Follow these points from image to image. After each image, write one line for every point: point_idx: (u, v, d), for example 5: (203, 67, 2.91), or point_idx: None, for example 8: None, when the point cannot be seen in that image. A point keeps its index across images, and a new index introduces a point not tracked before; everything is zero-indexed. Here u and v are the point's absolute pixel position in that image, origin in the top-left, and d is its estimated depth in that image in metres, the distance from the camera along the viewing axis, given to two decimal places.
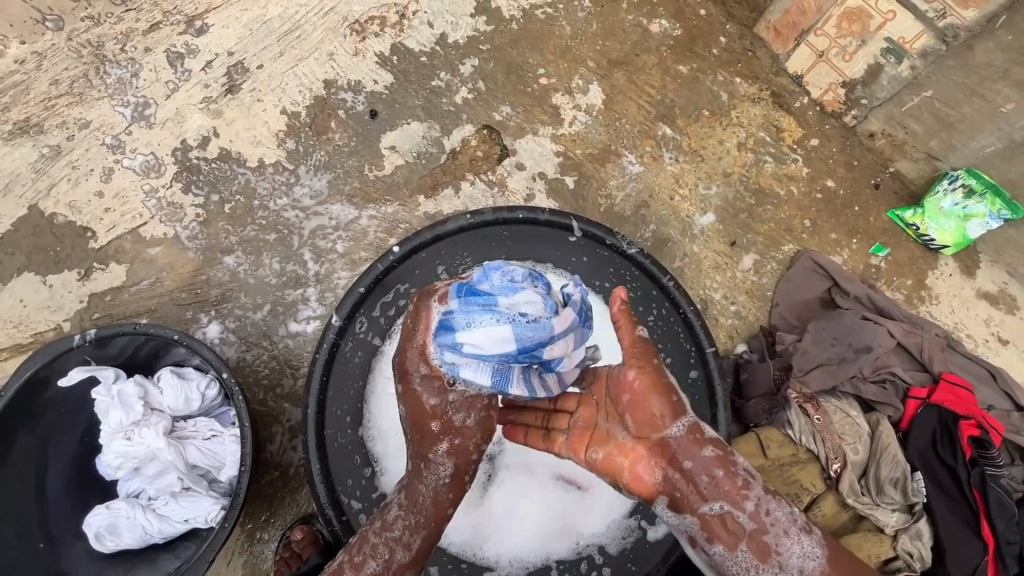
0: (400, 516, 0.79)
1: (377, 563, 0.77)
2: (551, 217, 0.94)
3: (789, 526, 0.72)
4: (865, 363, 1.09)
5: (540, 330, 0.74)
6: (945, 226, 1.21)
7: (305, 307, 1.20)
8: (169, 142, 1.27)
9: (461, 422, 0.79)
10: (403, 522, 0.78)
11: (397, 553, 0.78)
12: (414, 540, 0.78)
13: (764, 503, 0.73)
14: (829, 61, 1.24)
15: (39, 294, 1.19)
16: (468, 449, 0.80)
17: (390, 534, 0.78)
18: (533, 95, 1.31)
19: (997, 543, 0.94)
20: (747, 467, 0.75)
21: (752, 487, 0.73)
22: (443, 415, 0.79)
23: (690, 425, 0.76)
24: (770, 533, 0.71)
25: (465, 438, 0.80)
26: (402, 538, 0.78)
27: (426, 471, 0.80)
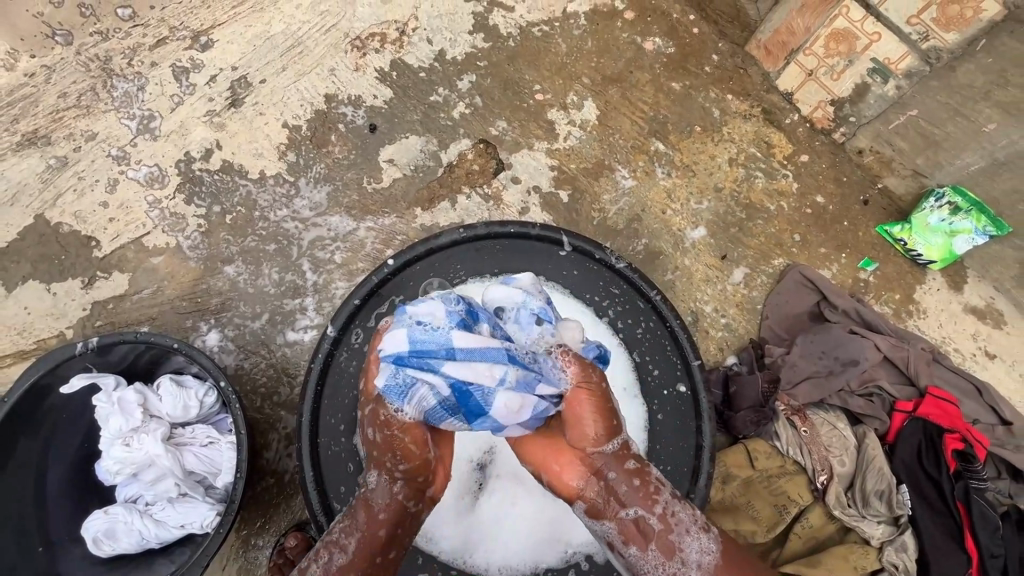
0: (341, 524, 0.79)
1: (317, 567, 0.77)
2: (542, 232, 0.97)
3: (694, 527, 0.74)
4: (852, 376, 1.11)
5: (438, 339, 0.73)
6: (932, 242, 1.24)
7: (302, 316, 1.22)
8: (173, 154, 1.30)
9: (374, 434, 0.78)
10: (342, 523, 0.79)
11: (337, 557, 0.77)
12: (350, 542, 0.78)
13: (671, 505, 0.75)
14: (818, 80, 1.27)
15: (43, 302, 1.21)
16: (386, 466, 0.78)
17: (330, 534, 0.79)
18: (528, 111, 1.34)
19: (980, 557, 0.95)
20: (660, 476, 0.79)
21: (662, 492, 0.76)
22: (365, 425, 0.80)
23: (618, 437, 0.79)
24: (675, 532, 0.73)
25: (385, 454, 0.78)
26: (338, 540, 0.78)
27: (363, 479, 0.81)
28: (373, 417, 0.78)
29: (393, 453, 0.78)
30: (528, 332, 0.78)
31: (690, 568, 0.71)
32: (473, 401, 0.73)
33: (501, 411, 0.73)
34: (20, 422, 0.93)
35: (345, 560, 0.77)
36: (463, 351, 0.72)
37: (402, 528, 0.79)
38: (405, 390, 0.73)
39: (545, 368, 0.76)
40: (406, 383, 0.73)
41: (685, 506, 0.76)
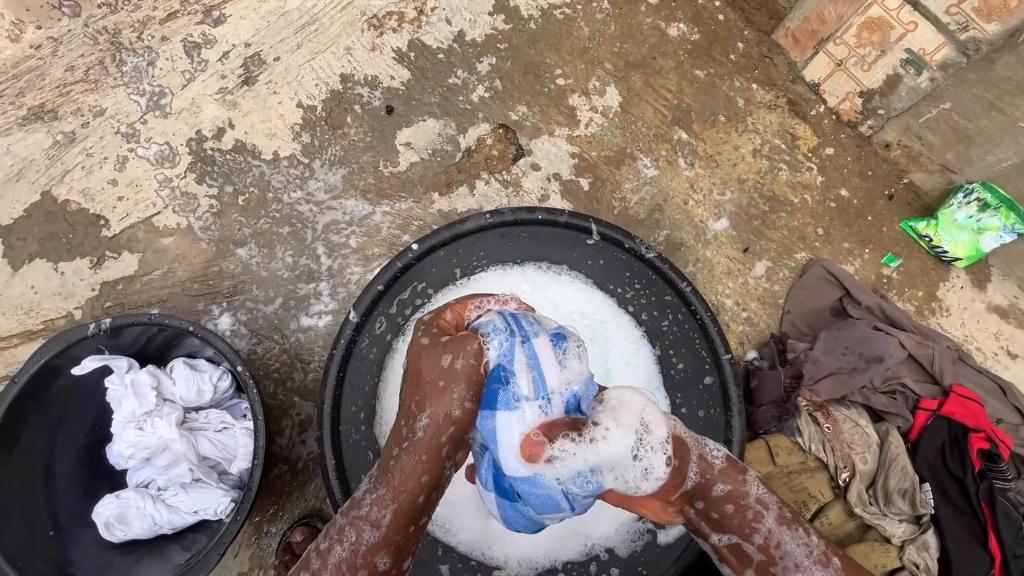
0: (369, 496, 0.70)
1: (344, 547, 0.70)
2: (570, 219, 0.93)
3: (803, 551, 0.69)
4: (875, 373, 1.09)
5: (530, 331, 0.72)
6: (959, 239, 1.22)
7: (317, 301, 1.19)
8: (184, 133, 1.26)
9: (450, 362, 0.70)
10: (370, 497, 0.70)
11: (366, 537, 0.69)
12: (382, 517, 0.69)
13: (775, 535, 0.70)
14: (848, 70, 1.24)
15: (50, 281, 1.19)
16: (448, 402, 0.69)
17: (358, 512, 0.70)
18: (550, 96, 1.31)
19: (1004, 556, 0.95)
20: (761, 497, 0.71)
21: (763, 521, 0.70)
22: (432, 355, 0.72)
23: (700, 459, 0.71)
24: (778, 565, 0.69)
25: (454, 385, 0.69)
26: (367, 514, 0.70)
27: (406, 421, 0.71)
28: (453, 345, 0.71)
29: (466, 392, 0.70)
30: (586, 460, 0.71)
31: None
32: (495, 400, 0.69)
33: (504, 438, 0.68)
34: (26, 406, 0.90)
35: (376, 537, 0.69)
36: (535, 353, 0.71)
37: (435, 492, 0.73)
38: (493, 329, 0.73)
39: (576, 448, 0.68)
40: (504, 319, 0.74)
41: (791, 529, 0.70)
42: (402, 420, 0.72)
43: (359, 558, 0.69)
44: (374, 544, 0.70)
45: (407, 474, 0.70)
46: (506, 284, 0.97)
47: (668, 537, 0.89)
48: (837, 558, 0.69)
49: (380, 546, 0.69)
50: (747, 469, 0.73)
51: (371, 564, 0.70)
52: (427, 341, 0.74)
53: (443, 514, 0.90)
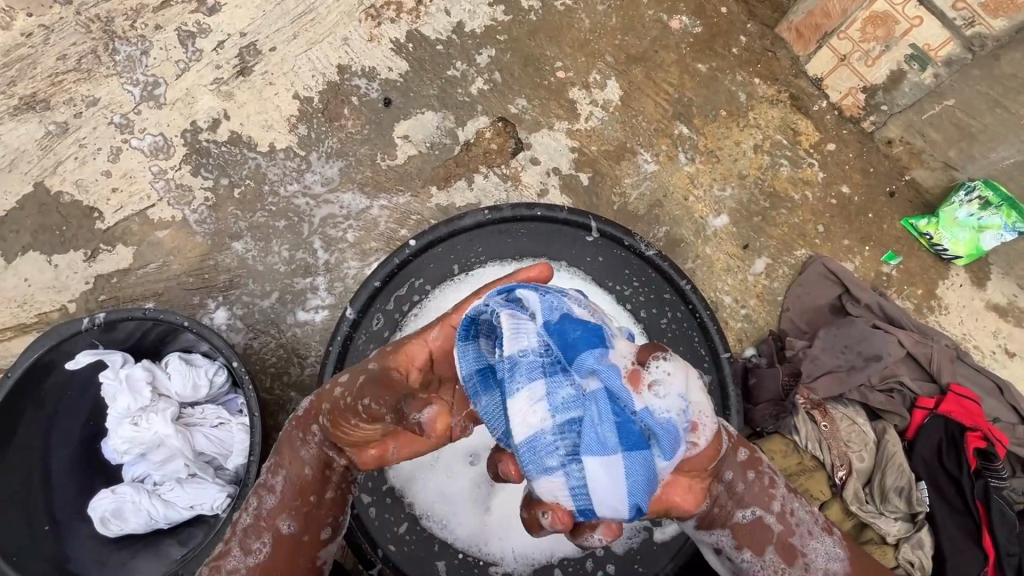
0: (274, 466, 0.73)
1: (249, 513, 0.72)
2: (569, 215, 0.93)
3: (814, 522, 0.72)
4: (873, 372, 1.09)
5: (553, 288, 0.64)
6: (959, 237, 1.21)
7: (313, 296, 1.18)
8: (179, 124, 1.25)
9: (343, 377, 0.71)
10: (270, 463, 0.74)
11: (266, 502, 0.72)
12: (276, 482, 0.72)
13: (788, 502, 0.72)
14: (851, 65, 1.23)
15: (44, 274, 1.17)
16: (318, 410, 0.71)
17: (259, 478, 0.74)
18: (550, 89, 1.30)
19: (997, 555, 0.94)
20: (770, 466, 0.74)
21: (778, 488, 0.72)
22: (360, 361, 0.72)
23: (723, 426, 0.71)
24: (796, 534, 0.71)
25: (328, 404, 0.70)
26: (268, 482, 0.73)
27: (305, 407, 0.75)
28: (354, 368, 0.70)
29: (330, 406, 0.69)
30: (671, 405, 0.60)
31: (817, 571, 0.69)
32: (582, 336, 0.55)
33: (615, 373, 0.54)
34: (21, 401, 0.90)
35: (274, 502, 0.71)
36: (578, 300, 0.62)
37: (330, 472, 0.71)
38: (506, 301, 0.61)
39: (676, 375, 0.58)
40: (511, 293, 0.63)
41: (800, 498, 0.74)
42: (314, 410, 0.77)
43: (261, 522, 0.71)
44: (273, 510, 0.71)
45: (291, 452, 0.72)
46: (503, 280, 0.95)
47: (664, 535, 0.89)
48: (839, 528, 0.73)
49: (279, 513, 0.71)
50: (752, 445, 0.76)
51: (273, 529, 0.71)
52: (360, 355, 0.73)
53: (440, 510, 0.90)
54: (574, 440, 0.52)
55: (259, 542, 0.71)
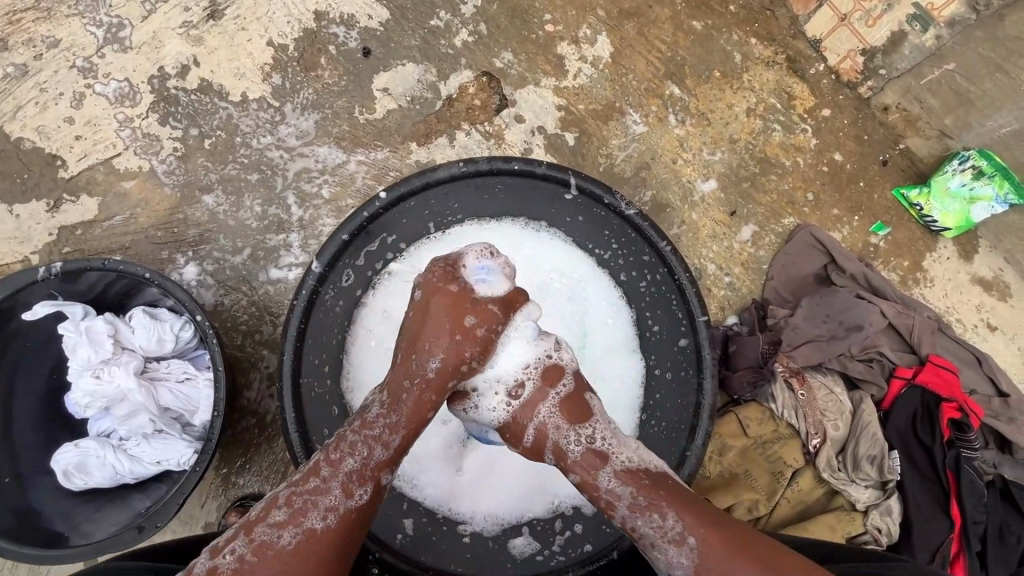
0: (382, 421, 0.74)
1: (355, 460, 0.71)
2: (548, 170, 0.87)
3: (654, 535, 0.66)
4: (854, 341, 1.08)
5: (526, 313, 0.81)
6: (949, 208, 1.18)
7: (286, 253, 1.15)
8: (145, 69, 1.18)
9: (472, 323, 0.77)
10: (385, 420, 0.74)
11: (376, 454, 0.73)
12: (393, 439, 0.74)
13: (630, 519, 0.68)
14: (851, 26, 1.18)
15: (5, 224, 1.13)
16: (462, 351, 0.76)
17: (370, 432, 0.73)
18: (537, 43, 1.24)
19: (963, 522, 0.96)
20: (611, 488, 0.71)
21: (616, 508, 0.70)
22: (462, 302, 0.77)
23: (555, 449, 0.76)
24: (641, 546, 0.68)
25: (467, 343, 0.76)
26: (381, 435, 0.73)
27: (418, 356, 0.76)
28: (481, 310, 0.77)
29: (478, 349, 0.77)
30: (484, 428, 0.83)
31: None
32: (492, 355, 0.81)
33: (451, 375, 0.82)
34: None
35: (385, 456, 0.73)
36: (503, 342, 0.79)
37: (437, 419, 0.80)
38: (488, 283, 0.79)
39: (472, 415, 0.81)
40: (485, 269, 0.79)
41: (644, 514, 0.67)
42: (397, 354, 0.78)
43: (368, 472, 0.72)
44: (381, 462, 0.73)
45: (415, 403, 0.75)
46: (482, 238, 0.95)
47: None
48: (692, 538, 0.64)
49: (387, 466, 0.73)
50: (608, 458, 0.73)
51: (376, 480, 0.72)
52: (455, 298, 0.77)
53: (412, 470, 0.89)
54: None
55: (362, 488, 0.71)
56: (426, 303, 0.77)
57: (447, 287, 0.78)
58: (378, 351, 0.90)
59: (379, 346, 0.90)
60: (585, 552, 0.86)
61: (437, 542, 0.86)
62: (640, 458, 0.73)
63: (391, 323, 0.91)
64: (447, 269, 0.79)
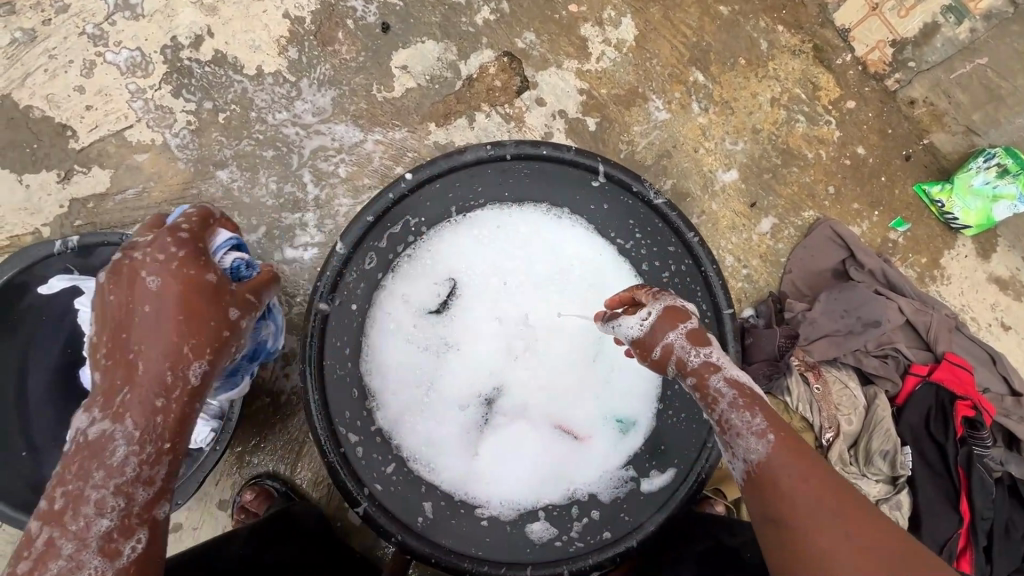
0: (134, 458, 0.57)
1: (110, 515, 0.55)
2: (577, 156, 0.85)
3: (742, 426, 0.63)
4: (870, 337, 1.08)
5: None
6: (970, 206, 1.17)
7: (302, 233, 1.13)
8: (158, 38, 1.15)
9: (235, 315, 0.64)
10: (136, 455, 0.57)
11: (137, 497, 0.57)
12: (157, 471, 0.59)
13: (727, 413, 0.64)
14: (882, 15, 1.17)
15: (15, 195, 1.11)
16: (225, 349, 0.63)
17: (119, 478, 0.56)
18: (560, 24, 1.21)
19: (973, 518, 0.96)
20: (722, 385, 0.65)
21: (719, 402, 0.65)
22: (220, 292, 0.63)
23: (676, 362, 0.68)
24: (728, 439, 0.64)
25: (234, 339, 0.64)
26: (138, 473, 0.57)
27: (169, 365, 0.59)
28: (241, 300, 0.65)
29: (239, 343, 0.65)
30: None
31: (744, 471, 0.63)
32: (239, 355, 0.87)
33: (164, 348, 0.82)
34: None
35: (151, 493, 0.58)
36: None
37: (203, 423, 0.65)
38: (248, 264, 0.73)
39: None
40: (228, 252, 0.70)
41: (742, 412, 0.63)
42: (124, 362, 0.59)
43: (133, 518, 0.57)
44: (148, 501, 0.58)
45: (177, 420, 0.60)
46: (501, 225, 0.96)
47: (652, 486, 0.88)
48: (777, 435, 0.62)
49: (159, 499, 0.59)
50: (720, 365, 0.66)
51: (151, 523, 0.58)
52: (209, 287, 0.62)
53: (428, 454, 0.90)
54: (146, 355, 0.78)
55: (133, 540, 0.56)
56: (168, 294, 0.59)
57: (196, 274, 0.61)
58: (397, 332, 0.92)
59: (398, 327, 0.93)
60: (604, 538, 0.85)
61: (453, 525, 0.86)
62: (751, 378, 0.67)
63: (409, 306, 0.94)
64: (193, 254, 0.62)
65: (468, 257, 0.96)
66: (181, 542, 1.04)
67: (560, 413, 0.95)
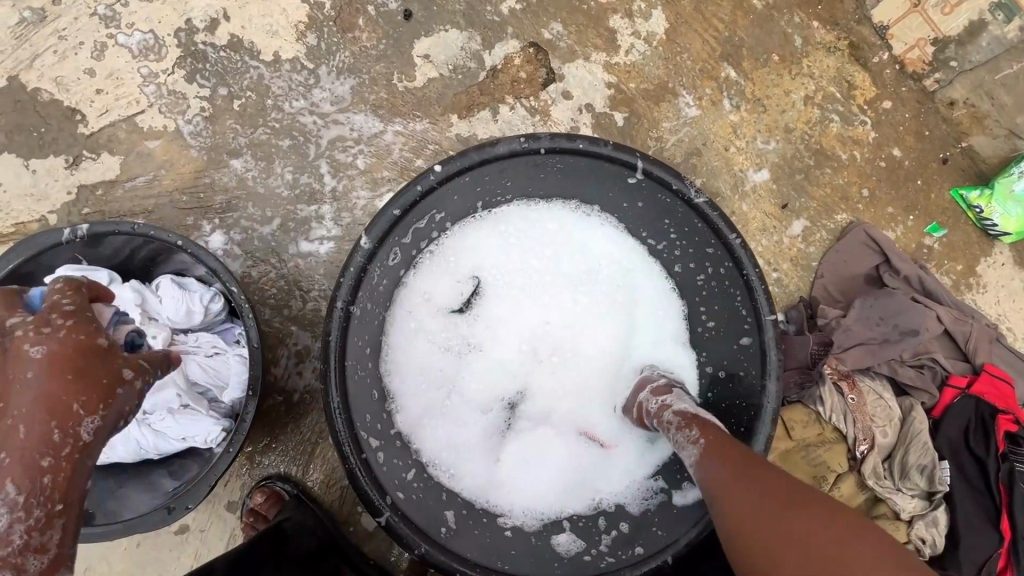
0: (20, 526, 0.55)
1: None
2: (615, 152, 0.80)
3: (680, 440, 0.71)
4: (908, 347, 1.03)
5: None
6: (1011, 213, 1.13)
7: (318, 226, 1.09)
8: (171, 21, 1.11)
9: (128, 374, 0.66)
10: (20, 525, 0.55)
11: (28, 568, 0.56)
12: (49, 538, 0.58)
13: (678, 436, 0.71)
14: (925, 12, 1.12)
15: (21, 180, 1.07)
16: (119, 408, 0.64)
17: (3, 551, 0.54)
18: (588, 14, 1.16)
19: (1014, 537, 0.92)
20: (671, 415, 0.74)
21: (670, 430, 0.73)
22: (110, 352, 0.65)
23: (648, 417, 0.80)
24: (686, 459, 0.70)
25: (126, 400, 0.65)
26: (29, 543, 0.56)
27: (56, 428, 0.59)
28: (133, 361, 0.67)
29: (133, 405, 0.66)
30: None
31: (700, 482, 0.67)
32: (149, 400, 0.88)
33: None
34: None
35: (43, 561, 0.57)
36: None
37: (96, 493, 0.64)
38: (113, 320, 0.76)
39: None
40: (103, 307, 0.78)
41: (681, 430, 0.71)
42: (2, 432, 0.57)
43: None
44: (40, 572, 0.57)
45: (66, 480, 0.59)
46: (527, 222, 0.92)
47: (685, 499, 0.83)
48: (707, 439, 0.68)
49: (53, 567, 0.58)
50: (672, 404, 0.76)
51: None
52: (99, 349, 0.64)
53: (449, 459, 0.86)
54: None
55: None
56: (55, 356, 0.60)
57: (87, 338, 0.63)
58: (418, 333, 0.89)
59: (418, 327, 0.89)
60: (636, 554, 0.81)
61: (477, 536, 0.82)
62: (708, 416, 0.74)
63: (430, 305, 0.90)
64: (82, 320, 0.64)
65: (492, 254, 0.92)
66: (187, 544, 1.00)
67: (586, 420, 0.91)
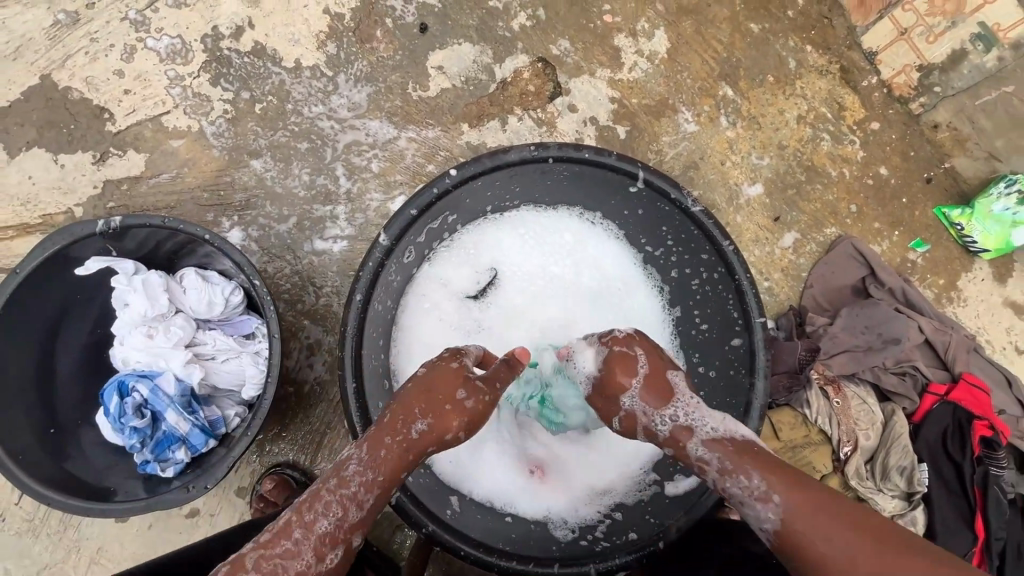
0: (360, 479, 0.70)
1: (329, 522, 0.67)
2: (618, 161, 0.85)
3: (739, 493, 0.68)
4: (891, 354, 1.09)
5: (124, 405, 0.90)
6: (990, 230, 1.19)
7: (333, 226, 1.14)
8: (199, 27, 1.16)
9: (462, 399, 0.77)
10: (359, 478, 0.70)
11: (350, 512, 0.69)
12: (368, 498, 0.70)
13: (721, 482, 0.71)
14: (911, 40, 1.18)
15: (49, 174, 1.12)
16: (448, 421, 0.76)
17: (345, 491, 0.69)
18: (594, 33, 1.23)
19: (987, 538, 0.97)
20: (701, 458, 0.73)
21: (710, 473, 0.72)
22: (455, 376, 0.79)
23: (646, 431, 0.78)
24: (740, 504, 0.69)
25: (457, 415, 0.76)
26: (352, 495, 0.69)
27: (405, 416, 0.75)
28: (472, 385, 0.78)
29: (461, 420, 0.77)
30: (195, 445, 0.91)
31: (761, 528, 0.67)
32: (163, 442, 0.91)
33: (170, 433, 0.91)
34: (12, 307, 0.86)
35: (357, 516, 0.69)
36: (144, 422, 0.91)
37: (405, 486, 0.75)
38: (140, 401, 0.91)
39: (177, 429, 0.90)
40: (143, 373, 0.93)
41: (736, 480, 0.69)
42: (389, 423, 0.74)
43: (337, 534, 0.67)
44: (355, 523, 0.69)
45: (394, 462, 0.73)
46: (543, 226, 0.99)
47: (677, 489, 0.87)
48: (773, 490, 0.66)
49: (358, 527, 0.69)
50: (696, 432, 0.74)
51: (346, 543, 0.68)
52: (453, 373, 0.79)
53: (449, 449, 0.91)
54: (180, 423, 0.90)
55: (334, 551, 0.67)
56: (429, 373, 0.79)
57: (447, 364, 0.80)
58: (433, 310, 0.96)
59: (434, 305, 0.96)
60: (630, 538, 0.85)
61: (476, 517, 0.87)
62: (729, 426, 0.74)
63: (446, 289, 0.97)
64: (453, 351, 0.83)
65: (506, 251, 0.99)
66: (197, 528, 1.04)
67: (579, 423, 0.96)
